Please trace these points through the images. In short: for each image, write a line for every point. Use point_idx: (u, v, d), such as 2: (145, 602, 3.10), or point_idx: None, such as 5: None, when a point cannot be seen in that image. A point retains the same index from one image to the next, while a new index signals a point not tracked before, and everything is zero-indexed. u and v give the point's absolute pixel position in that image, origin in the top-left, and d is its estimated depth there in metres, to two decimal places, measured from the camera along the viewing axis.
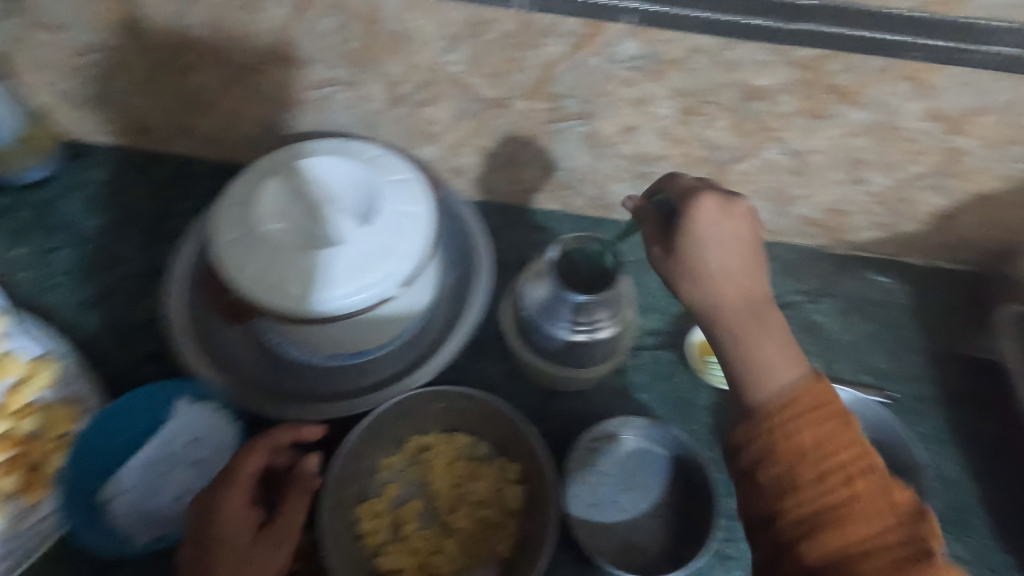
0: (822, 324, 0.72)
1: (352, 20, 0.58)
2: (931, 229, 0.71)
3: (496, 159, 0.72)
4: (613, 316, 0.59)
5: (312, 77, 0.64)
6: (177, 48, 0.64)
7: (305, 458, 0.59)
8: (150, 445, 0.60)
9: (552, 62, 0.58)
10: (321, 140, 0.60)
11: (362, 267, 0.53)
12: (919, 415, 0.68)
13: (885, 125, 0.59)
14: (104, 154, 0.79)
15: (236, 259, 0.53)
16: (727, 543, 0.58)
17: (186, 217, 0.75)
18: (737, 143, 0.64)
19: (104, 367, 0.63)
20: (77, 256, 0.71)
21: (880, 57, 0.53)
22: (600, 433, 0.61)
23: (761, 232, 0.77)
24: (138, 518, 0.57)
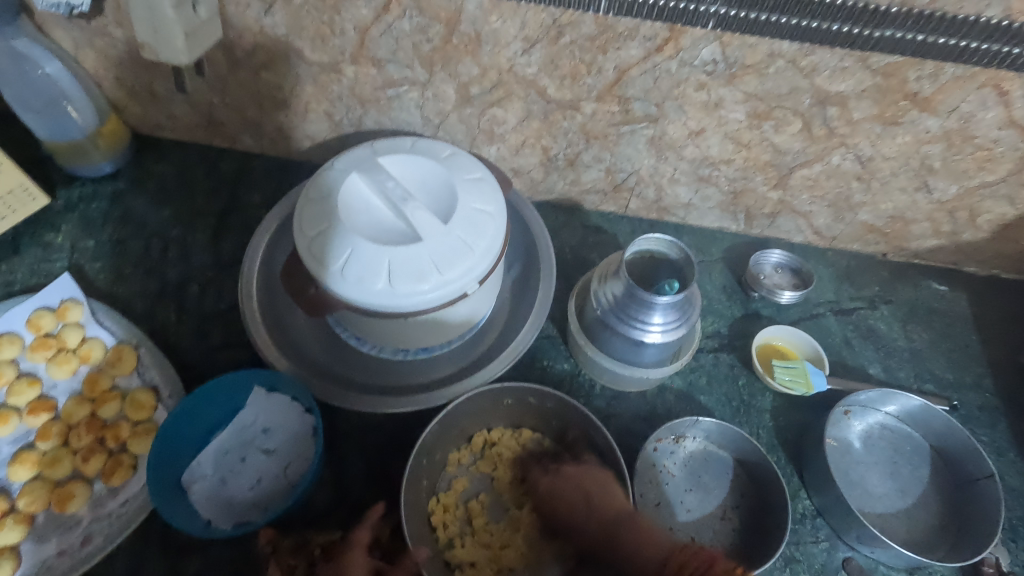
0: (881, 332, 0.72)
1: (432, 21, 0.59)
2: (994, 238, 0.71)
3: (558, 160, 0.72)
4: (683, 317, 0.58)
5: (384, 76, 0.66)
6: (256, 46, 0.66)
7: (377, 449, 0.60)
8: (227, 431, 0.59)
9: (627, 65, 0.59)
10: (396, 141, 0.61)
11: (443, 262, 0.53)
12: (984, 425, 0.66)
13: (959, 133, 0.59)
14: (171, 149, 0.81)
15: (320, 253, 0.54)
16: (793, 546, 0.58)
17: (250, 212, 0.77)
18: (804, 149, 0.64)
19: (177, 355, 0.65)
20: (147, 247, 0.73)
21: (962, 65, 0.53)
22: (664, 433, 0.61)
23: (818, 238, 0.76)
24: (217, 507, 0.55)
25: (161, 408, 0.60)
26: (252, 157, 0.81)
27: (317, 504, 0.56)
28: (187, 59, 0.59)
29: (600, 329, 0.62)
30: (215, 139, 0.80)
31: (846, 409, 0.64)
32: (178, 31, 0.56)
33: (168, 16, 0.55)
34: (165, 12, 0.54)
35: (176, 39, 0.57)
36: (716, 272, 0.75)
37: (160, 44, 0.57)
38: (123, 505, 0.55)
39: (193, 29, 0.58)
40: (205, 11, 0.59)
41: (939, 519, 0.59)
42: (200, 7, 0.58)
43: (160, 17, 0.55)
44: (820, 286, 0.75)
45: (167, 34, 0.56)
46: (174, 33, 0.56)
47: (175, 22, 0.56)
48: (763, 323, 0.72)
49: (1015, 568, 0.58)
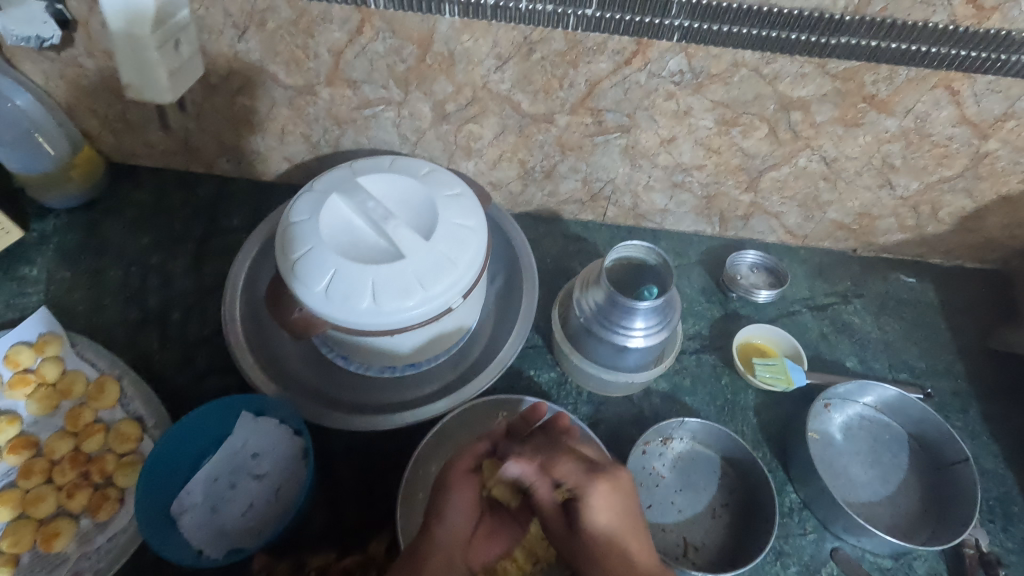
0: (856, 325, 0.74)
1: (405, 42, 0.60)
2: (956, 230, 0.74)
3: (535, 172, 0.74)
4: (664, 321, 0.60)
5: (360, 97, 0.67)
6: (230, 72, 0.66)
7: (369, 466, 0.60)
8: (215, 458, 0.58)
9: (598, 78, 0.61)
10: (376, 159, 0.62)
11: (426, 278, 0.54)
12: (957, 410, 0.69)
13: (917, 131, 0.62)
14: (147, 175, 0.81)
15: (304, 275, 0.54)
16: (782, 540, 0.59)
17: (231, 236, 0.77)
18: (772, 152, 0.67)
19: (162, 383, 0.64)
20: (126, 275, 0.72)
21: (915, 67, 0.56)
22: (651, 435, 0.62)
23: (790, 237, 0.79)
24: (209, 535, 0.54)
25: (147, 439, 0.59)
26: (230, 181, 0.81)
27: (311, 526, 0.56)
28: (171, 97, 0.60)
29: (584, 337, 0.63)
30: (191, 164, 0.80)
31: (826, 403, 0.66)
32: (162, 70, 0.58)
33: (153, 57, 0.56)
34: (147, 53, 0.56)
35: (159, 77, 0.58)
36: (694, 274, 0.77)
37: (145, 84, 0.58)
38: (111, 541, 0.54)
39: (176, 67, 0.59)
40: (186, 49, 0.60)
41: (920, 503, 0.61)
42: (182, 46, 0.60)
43: (144, 60, 0.56)
44: (794, 284, 0.77)
45: (152, 75, 0.57)
46: (159, 73, 0.58)
47: (160, 60, 0.57)
48: (742, 322, 0.73)
49: (995, 548, 0.59)
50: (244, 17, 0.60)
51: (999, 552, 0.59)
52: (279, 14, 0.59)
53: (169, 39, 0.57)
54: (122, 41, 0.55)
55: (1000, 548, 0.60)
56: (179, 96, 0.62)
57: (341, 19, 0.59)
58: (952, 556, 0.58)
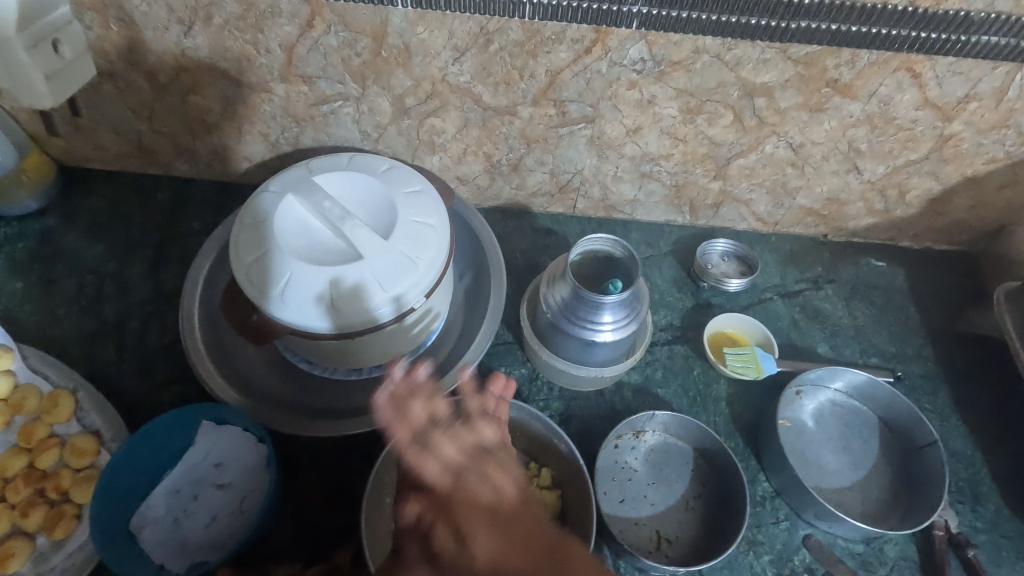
0: (827, 311, 0.74)
1: (359, 35, 0.58)
2: (924, 213, 0.74)
3: (501, 165, 0.72)
4: (631, 315, 0.59)
5: (317, 93, 0.65)
6: (179, 70, 0.63)
7: (336, 471, 0.58)
8: (176, 470, 0.57)
9: (559, 68, 0.60)
10: (333, 157, 0.60)
11: (385, 279, 0.53)
12: (927, 393, 0.69)
13: (881, 115, 0.62)
14: (101, 179, 0.78)
15: (259, 280, 0.52)
16: (755, 529, 0.59)
17: (190, 240, 0.75)
18: (738, 140, 0.66)
19: (120, 394, 0.62)
20: (81, 284, 0.70)
21: (876, 51, 0.55)
22: (623, 429, 0.62)
23: (761, 224, 0.78)
24: (170, 549, 0.53)
25: (105, 452, 0.57)
26: (189, 183, 0.79)
27: (275, 536, 0.54)
28: (50, 102, 0.51)
29: (552, 333, 0.62)
30: (147, 166, 0.77)
31: (797, 390, 0.66)
32: (39, 75, 0.49)
33: (25, 62, 0.47)
34: (20, 59, 0.46)
35: (36, 83, 0.49)
36: (666, 265, 0.77)
37: (18, 89, 0.48)
38: (67, 560, 0.53)
39: (55, 71, 0.51)
40: (68, 49, 0.52)
41: (891, 487, 0.61)
42: (63, 47, 0.52)
43: (15, 64, 0.46)
44: (765, 271, 0.77)
45: (25, 79, 0.48)
46: (34, 77, 0.48)
47: (36, 65, 0.48)
48: (714, 312, 0.73)
49: (964, 529, 0.60)
50: (189, 12, 0.58)
51: (968, 532, 0.60)
52: (225, 9, 0.57)
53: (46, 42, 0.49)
54: None
55: (968, 528, 0.60)
56: (60, 101, 0.53)
57: (290, 13, 0.57)
58: (923, 539, 0.59)
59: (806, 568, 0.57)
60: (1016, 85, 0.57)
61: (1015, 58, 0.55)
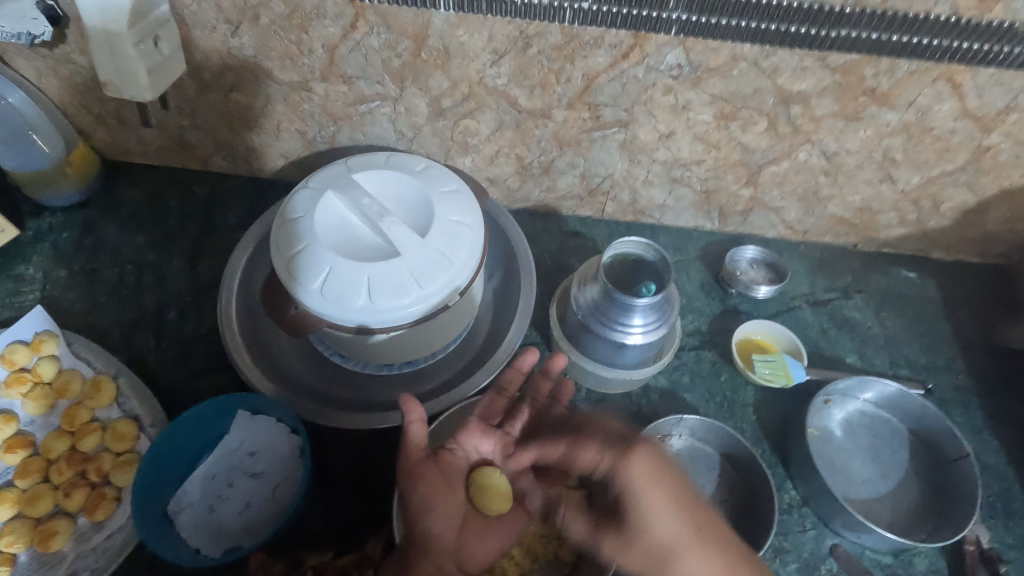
0: (856, 320, 0.74)
1: (400, 37, 0.60)
2: (958, 224, 0.73)
3: (533, 168, 0.73)
4: (662, 318, 0.59)
5: (355, 93, 0.66)
6: (224, 68, 0.65)
7: (367, 464, 0.59)
8: (212, 457, 0.58)
9: (595, 72, 0.60)
10: (371, 156, 0.61)
11: (422, 276, 0.53)
12: (958, 405, 0.68)
13: (918, 125, 0.61)
14: (142, 173, 0.80)
15: (299, 274, 0.53)
16: (781, 536, 0.59)
17: (227, 234, 0.76)
18: (771, 147, 0.66)
19: (158, 382, 0.64)
20: (122, 274, 0.72)
21: (916, 60, 0.55)
22: (649, 432, 0.62)
23: (790, 232, 0.78)
24: (205, 534, 0.54)
25: (144, 438, 0.59)
26: (226, 178, 0.81)
27: (307, 526, 0.55)
28: (151, 94, 0.62)
29: (582, 335, 0.63)
30: (186, 161, 0.79)
31: (826, 399, 0.66)
32: (141, 68, 0.59)
33: (130, 56, 0.57)
34: (124, 51, 0.57)
35: (139, 77, 0.60)
36: (694, 270, 0.77)
37: (124, 82, 0.60)
38: (108, 540, 0.54)
39: (155, 65, 0.60)
40: (168, 47, 0.61)
41: (920, 500, 0.61)
42: (162, 44, 0.60)
43: (122, 57, 0.57)
44: (794, 279, 0.77)
45: (130, 72, 0.59)
46: (137, 69, 0.59)
47: (139, 59, 0.58)
48: (742, 318, 0.73)
49: (996, 544, 0.59)
50: (237, 13, 0.60)
51: (1000, 548, 0.59)
52: (271, 9, 0.59)
53: (150, 38, 0.58)
54: (98, 38, 0.56)
55: (1000, 544, 0.59)
56: (159, 93, 0.63)
57: (335, 14, 0.58)
58: (953, 553, 0.58)
59: None
60: None
61: None
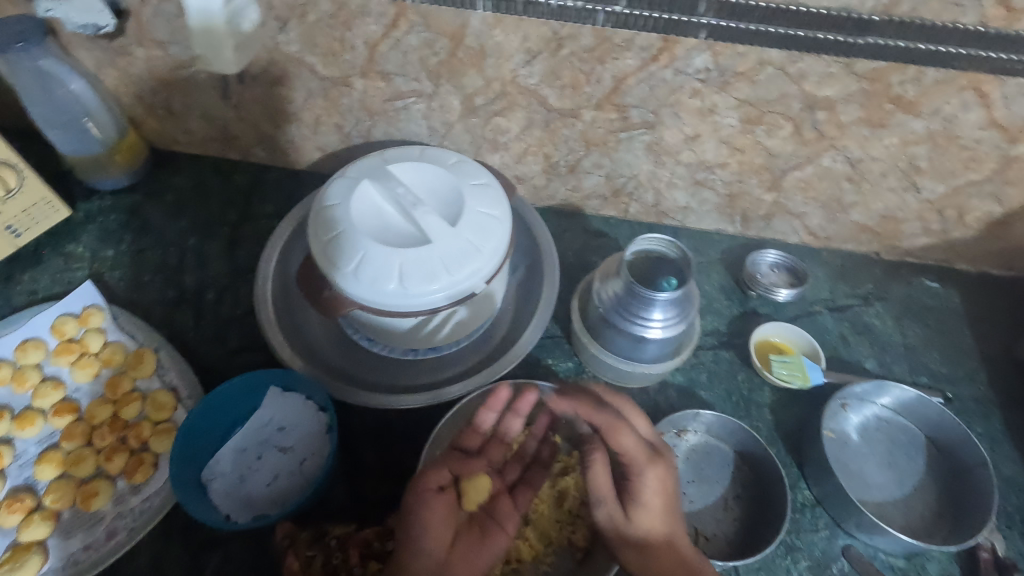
0: (877, 328, 0.74)
1: (438, 36, 0.62)
2: (983, 235, 0.73)
3: (560, 167, 0.75)
4: (682, 315, 0.61)
5: (392, 89, 0.69)
6: (269, 63, 0.69)
7: (390, 444, 0.62)
8: (243, 431, 0.61)
9: (625, 74, 0.62)
10: (406, 149, 0.64)
11: (451, 264, 0.56)
12: (978, 416, 0.68)
13: (944, 134, 0.62)
14: (186, 161, 0.84)
15: (336, 257, 0.56)
16: (794, 535, 0.59)
17: (263, 221, 0.80)
18: (796, 152, 0.67)
19: (194, 357, 0.67)
20: (164, 255, 0.76)
21: (943, 69, 0.56)
22: (665, 427, 0.63)
23: (812, 239, 0.79)
24: (236, 503, 0.57)
25: (181, 409, 0.62)
26: (264, 169, 0.84)
27: (332, 500, 0.58)
28: (235, 67, 0.69)
29: (603, 329, 0.64)
30: (228, 152, 0.83)
31: (843, 403, 0.66)
32: (228, 45, 0.66)
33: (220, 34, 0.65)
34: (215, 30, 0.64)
35: (225, 52, 0.67)
36: (714, 272, 0.78)
37: (214, 56, 0.68)
38: (146, 502, 0.57)
39: (241, 42, 0.66)
40: (250, 25, 0.65)
41: (935, 506, 0.61)
42: (243, 23, 0.64)
43: (214, 35, 0.65)
44: (815, 284, 0.77)
45: (219, 49, 0.67)
46: (224, 46, 0.66)
47: (226, 36, 0.65)
48: (761, 320, 0.74)
49: (1011, 554, 0.59)
50: (286, 10, 0.63)
51: (1016, 558, 0.59)
52: (318, 7, 0.62)
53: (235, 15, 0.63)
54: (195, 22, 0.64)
55: (1016, 554, 0.59)
56: (244, 65, 0.69)
57: (377, 13, 0.61)
58: (966, 559, 0.58)
59: None
60: None
61: None
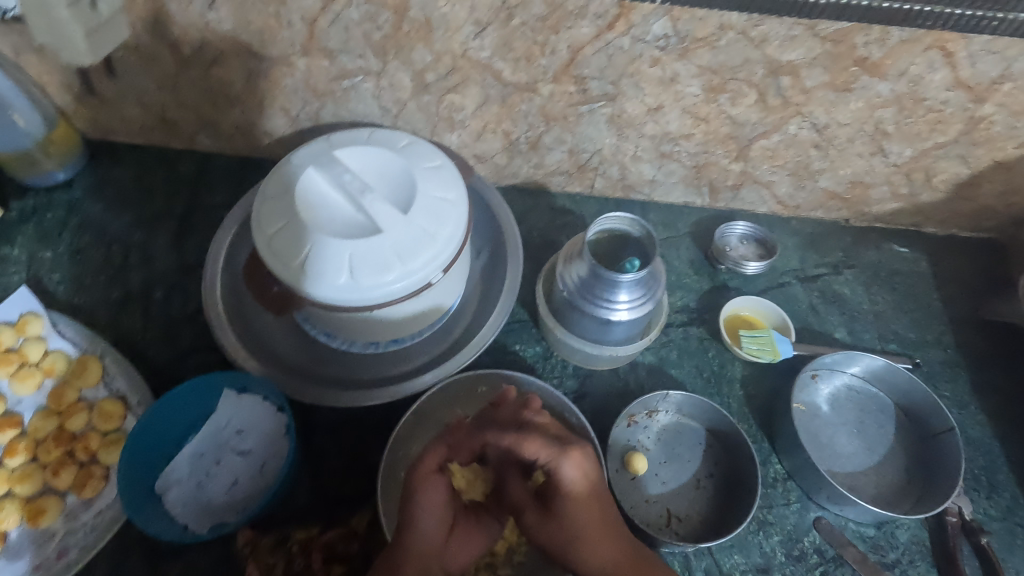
0: (847, 296, 0.74)
1: (380, 8, 0.58)
2: (950, 197, 0.72)
3: (521, 143, 0.72)
4: (648, 294, 0.59)
5: (337, 67, 0.65)
6: (202, 43, 0.64)
7: (356, 439, 0.61)
8: (201, 435, 0.58)
9: (581, 44, 0.59)
10: (353, 132, 0.60)
11: (404, 253, 0.53)
12: (945, 379, 0.68)
13: (910, 96, 0.60)
14: (126, 152, 0.79)
15: (281, 250, 0.53)
16: (765, 509, 0.59)
17: (213, 212, 0.76)
18: (761, 120, 0.65)
19: (145, 361, 0.64)
20: (107, 254, 0.71)
21: (908, 28, 0.54)
22: (636, 409, 0.62)
23: (781, 208, 0.77)
24: (194, 511, 0.55)
25: (131, 416, 0.59)
26: (211, 157, 0.79)
27: (296, 501, 0.57)
28: (90, 59, 0.58)
29: (570, 312, 0.63)
30: (171, 140, 0.78)
31: (813, 373, 0.66)
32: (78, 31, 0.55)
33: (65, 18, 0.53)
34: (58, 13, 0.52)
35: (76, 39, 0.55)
36: (683, 246, 0.76)
37: (61, 47, 0.56)
38: (97, 517, 0.54)
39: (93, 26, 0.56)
40: (106, 8, 0.57)
41: (904, 473, 0.61)
42: (102, 5, 0.57)
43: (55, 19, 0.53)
44: (784, 255, 0.76)
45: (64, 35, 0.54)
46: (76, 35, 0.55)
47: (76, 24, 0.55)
48: (731, 294, 0.73)
49: (978, 515, 0.60)
50: None
51: (981, 519, 0.60)
52: None
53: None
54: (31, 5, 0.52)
55: (982, 515, 0.60)
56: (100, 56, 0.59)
57: None
58: (935, 525, 0.59)
59: (816, 550, 0.57)
60: None
61: None
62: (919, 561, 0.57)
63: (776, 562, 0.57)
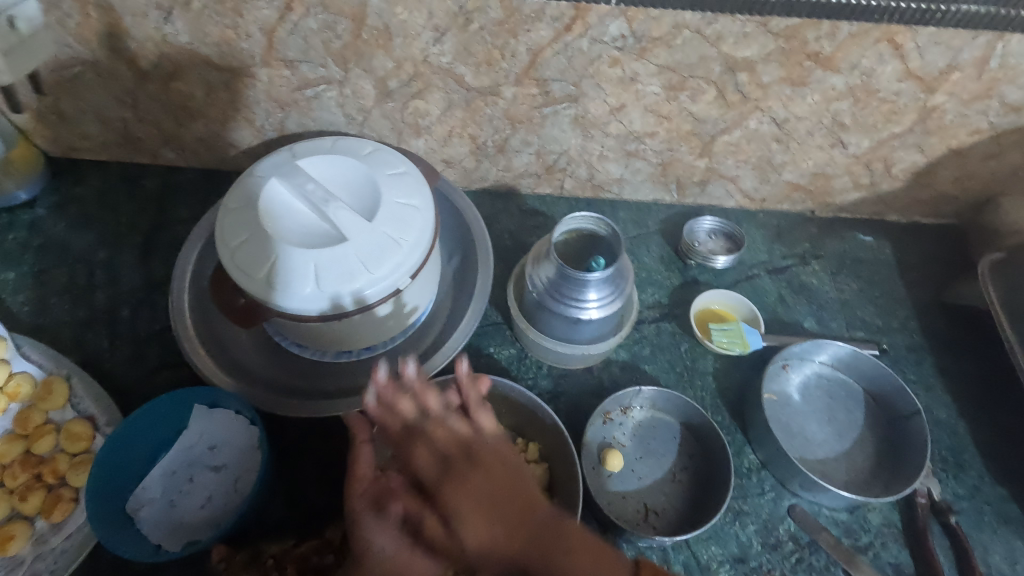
0: (814, 286, 0.75)
1: (338, 17, 0.58)
2: (910, 185, 0.74)
3: (487, 147, 0.72)
4: (617, 291, 0.60)
5: (299, 77, 0.65)
6: (160, 57, 0.64)
7: (331, 450, 0.60)
8: (173, 452, 0.57)
9: (540, 46, 0.60)
10: (317, 141, 0.60)
11: (371, 261, 0.53)
12: (911, 363, 0.70)
13: (863, 88, 0.61)
14: (89, 169, 0.78)
15: (246, 263, 0.53)
16: (740, 500, 0.60)
17: (180, 227, 0.75)
18: (722, 116, 0.66)
19: (114, 381, 0.63)
20: (71, 273, 0.70)
21: (856, 22, 0.55)
22: (611, 406, 0.63)
23: (747, 202, 0.79)
24: (166, 530, 0.54)
25: (99, 437, 0.59)
26: (177, 171, 0.79)
27: (270, 516, 0.56)
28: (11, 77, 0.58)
29: (541, 312, 0.63)
30: (135, 156, 0.77)
31: (783, 363, 0.67)
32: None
33: None
34: None
35: None
36: (653, 243, 0.77)
37: None
38: (66, 540, 0.54)
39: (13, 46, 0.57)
40: (26, 27, 0.58)
41: (874, 457, 0.62)
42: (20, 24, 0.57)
43: None
44: (752, 248, 0.77)
45: None
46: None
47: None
48: (701, 289, 0.74)
49: (946, 495, 0.61)
50: None
51: (950, 499, 0.61)
52: None
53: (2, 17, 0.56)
54: None
55: (950, 495, 0.61)
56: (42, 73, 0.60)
57: None
58: (905, 507, 0.60)
59: (791, 537, 0.58)
60: (998, 54, 0.57)
61: (996, 27, 0.55)
62: (892, 543, 0.58)
63: (753, 551, 0.57)
